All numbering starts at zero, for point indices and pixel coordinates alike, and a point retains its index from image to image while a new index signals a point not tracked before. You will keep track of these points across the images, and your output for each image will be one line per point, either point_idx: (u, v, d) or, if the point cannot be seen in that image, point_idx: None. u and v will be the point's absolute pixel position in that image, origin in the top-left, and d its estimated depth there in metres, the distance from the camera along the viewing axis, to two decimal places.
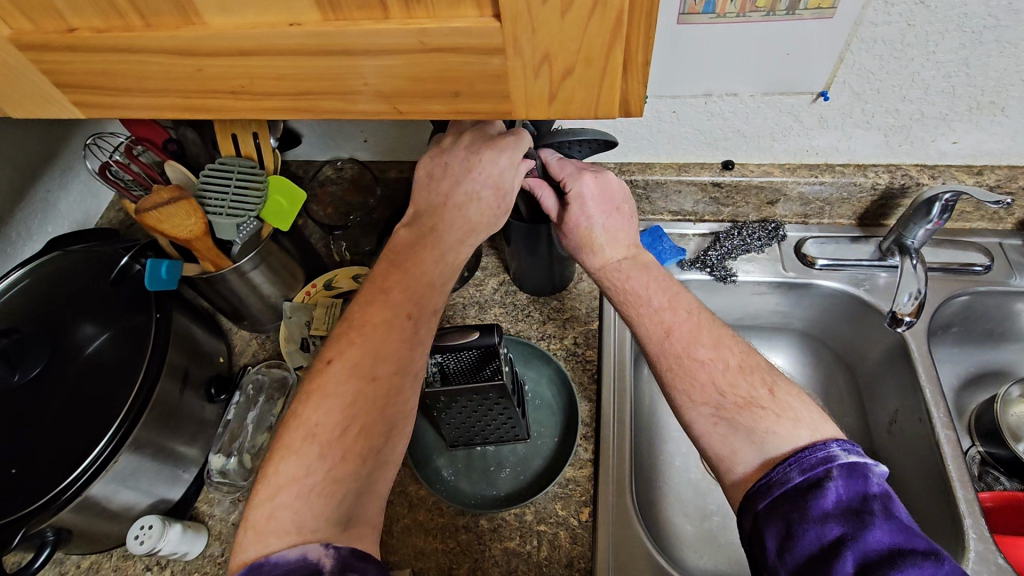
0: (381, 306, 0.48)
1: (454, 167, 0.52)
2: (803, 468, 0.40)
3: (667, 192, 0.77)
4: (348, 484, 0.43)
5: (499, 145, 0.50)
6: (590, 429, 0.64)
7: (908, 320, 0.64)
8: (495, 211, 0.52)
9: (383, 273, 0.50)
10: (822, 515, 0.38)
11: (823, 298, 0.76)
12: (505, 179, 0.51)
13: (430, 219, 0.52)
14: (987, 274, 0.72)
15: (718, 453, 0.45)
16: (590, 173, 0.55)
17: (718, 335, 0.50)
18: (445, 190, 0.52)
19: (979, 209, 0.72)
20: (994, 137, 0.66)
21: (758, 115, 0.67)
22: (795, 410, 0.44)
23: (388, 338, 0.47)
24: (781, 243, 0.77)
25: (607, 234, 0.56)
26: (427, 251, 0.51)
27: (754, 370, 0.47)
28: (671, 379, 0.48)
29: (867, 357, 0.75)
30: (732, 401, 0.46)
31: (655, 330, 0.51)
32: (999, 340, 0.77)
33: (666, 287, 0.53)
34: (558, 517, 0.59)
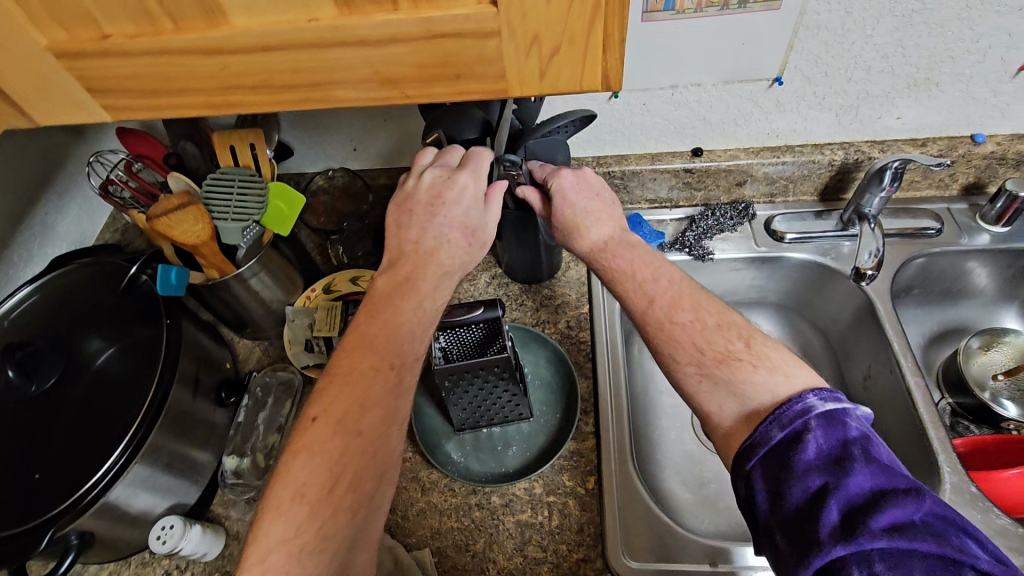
0: (361, 357, 0.49)
1: (422, 213, 0.54)
2: (784, 424, 0.43)
3: (643, 181, 0.82)
4: (341, 526, 0.44)
5: (463, 179, 0.54)
6: (589, 404, 0.68)
7: (869, 274, 0.73)
8: (468, 250, 0.55)
9: (363, 326, 0.51)
10: (805, 466, 0.41)
11: (793, 270, 0.82)
12: (469, 218, 0.54)
13: (402, 266, 0.53)
14: (939, 236, 0.79)
15: (706, 409, 0.49)
16: (568, 169, 0.60)
17: (696, 299, 0.54)
18: (415, 237, 0.54)
19: (927, 177, 0.79)
20: (933, 111, 0.73)
21: (720, 102, 0.73)
22: (771, 360, 0.48)
23: (370, 388, 0.48)
24: (751, 221, 0.83)
25: (592, 217, 0.60)
26: (405, 300, 0.51)
27: (730, 328, 0.51)
28: (657, 345, 0.52)
29: (839, 321, 0.80)
30: (711, 356, 0.50)
31: (641, 300, 0.55)
32: (955, 298, 0.83)
33: (651, 263, 0.56)
34: (566, 487, 0.62)
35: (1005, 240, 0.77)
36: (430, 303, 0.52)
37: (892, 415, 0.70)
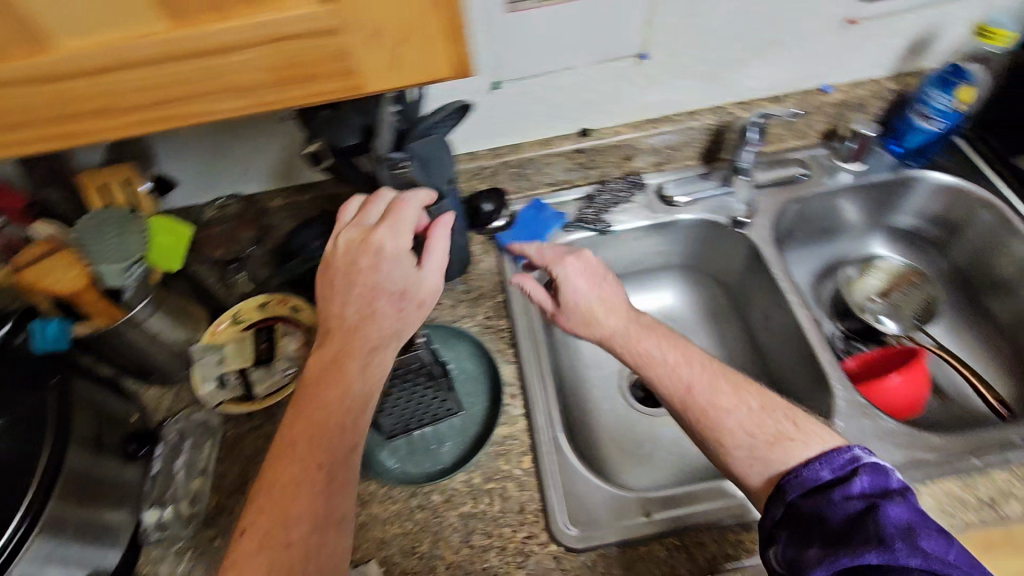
0: (291, 460, 0.49)
1: (341, 282, 0.55)
2: (835, 468, 0.49)
3: (540, 166, 0.84)
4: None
5: (381, 235, 0.55)
6: (517, 388, 0.70)
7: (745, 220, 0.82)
8: (403, 310, 0.55)
9: (290, 425, 0.51)
10: (845, 496, 0.47)
11: (688, 231, 0.87)
12: (393, 282, 0.55)
13: (336, 341, 0.54)
14: (807, 179, 0.87)
15: (740, 471, 0.54)
16: (571, 257, 0.67)
17: (734, 382, 0.58)
18: (341, 311, 0.55)
19: (790, 130, 0.87)
20: (782, 69, 0.81)
21: (596, 82, 0.77)
22: (818, 435, 0.53)
23: (303, 490, 0.48)
24: (643, 191, 0.87)
25: (605, 306, 0.63)
26: (330, 389, 0.52)
27: (774, 408, 0.55)
28: (707, 429, 0.55)
29: (735, 272, 0.87)
30: (763, 439, 0.53)
31: (677, 384, 0.58)
32: (830, 236, 0.92)
33: (677, 346, 0.60)
34: (504, 472, 0.63)
35: (862, 175, 0.86)
36: (359, 386, 0.53)
37: (790, 348, 0.76)
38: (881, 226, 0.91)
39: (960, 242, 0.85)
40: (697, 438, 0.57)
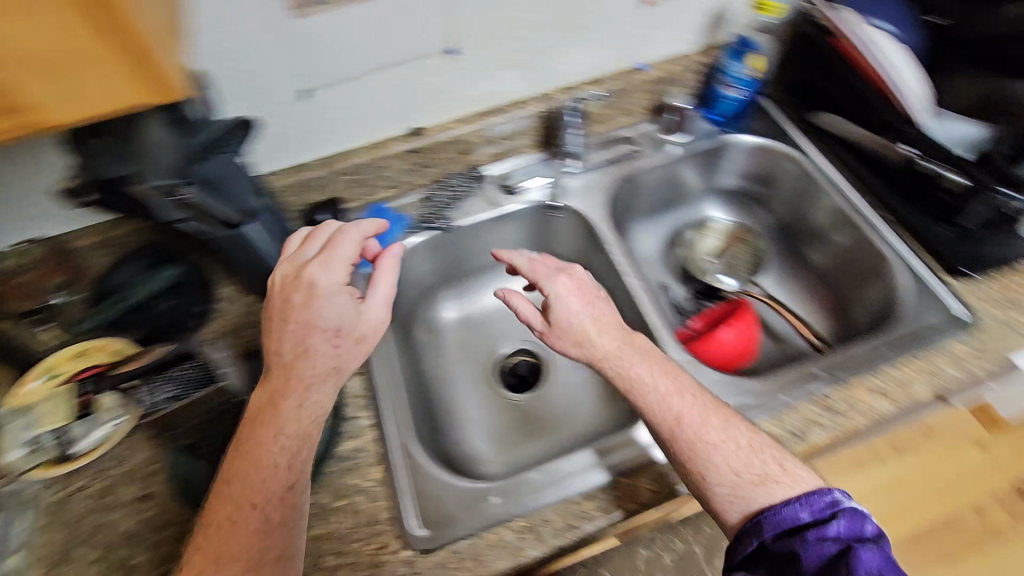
0: (226, 499, 0.52)
1: (276, 320, 0.57)
2: (814, 510, 0.54)
3: (376, 171, 0.83)
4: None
5: (313, 271, 0.59)
6: (367, 399, 0.69)
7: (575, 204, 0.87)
8: (342, 345, 0.57)
9: (230, 464, 0.54)
10: (820, 537, 0.52)
11: (534, 217, 0.89)
12: (330, 317, 0.57)
13: (274, 379, 0.56)
14: (637, 155, 0.91)
15: (719, 505, 0.57)
16: (563, 276, 0.69)
17: (725, 418, 0.60)
18: (281, 348, 0.57)
19: (617, 109, 0.91)
20: (596, 52, 0.84)
21: (415, 81, 0.76)
22: (803, 480, 0.56)
23: (238, 530, 0.51)
24: (482, 183, 0.89)
25: (597, 325, 0.65)
26: (264, 428, 0.54)
27: (762, 449, 0.58)
28: (691, 462, 0.58)
29: (580, 252, 0.91)
30: (748, 478, 0.56)
31: (667, 416, 0.59)
32: (668, 208, 0.98)
33: (669, 374, 0.62)
34: (355, 486, 0.63)
35: (686, 145, 0.91)
36: (292, 426, 0.54)
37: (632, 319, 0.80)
38: (711, 191, 0.98)
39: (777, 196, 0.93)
40: (681, 471, 0.59)
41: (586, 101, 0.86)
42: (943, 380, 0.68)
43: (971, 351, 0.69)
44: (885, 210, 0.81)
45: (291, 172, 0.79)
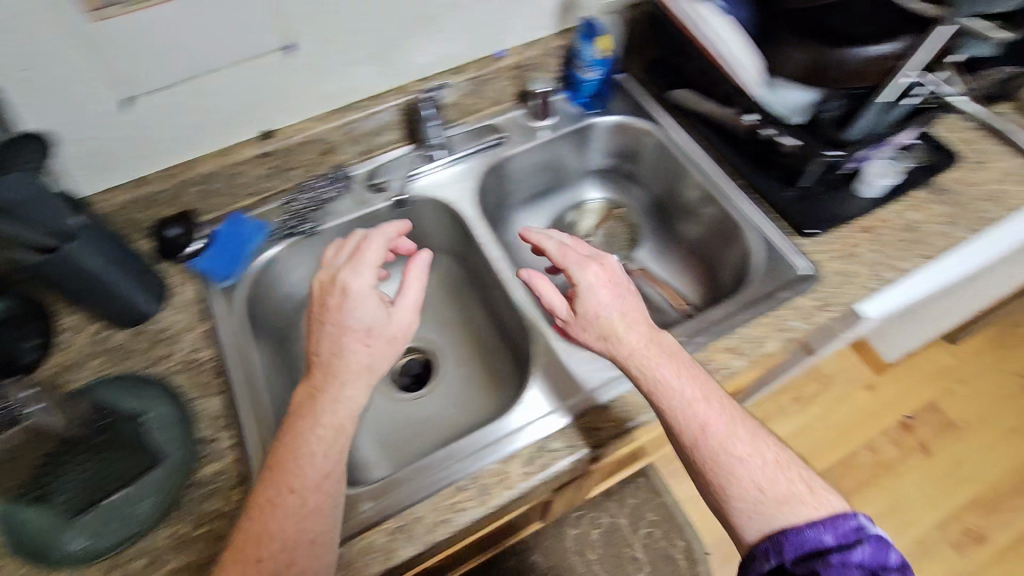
0: (268, 485, 0.55)
1: (315, 323, 0.63)
2: (838, 534, 0.54)
3: (229, 178, 0.79)
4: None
5: (343, 280, 0.63)
6: (226, 418, 0.67)
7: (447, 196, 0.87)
8: (376, 349, 0.61)
9: (275, 453, 0.57)
10: (844, 562, 0.52)
11: (405, 215, 0.88)
12: (362, 319, 0.61)
13: (309, 378, 0.60)
14: (502, 146, 0.91)
15: (739, 521, 0.57)
16: (594, 266, 0.68)
17: (754, 433, 0.60)
18: (321, 347, 0.61)
19: (481, 97, 0.91)
20: (449, 41, 0.83)
21: (255, 80, 0.72)
22: (829, 503, 0.57)
23: (275, 514, 0.54)
24: (348, 184, 0.86)
25: (625, 322, 0.64)
26: (303, 423, 0.58)
27: (786, 467, 0.59)
28: (711, 472, 0.59)
29: (455, 245, 0.90)
30: (772, 496, 0.57)
31: (692, 424, 0.60)
32: (547, 193, 1.00)
33: (697, 380, 0.62)
34: (214, 512, 0.60)
35: (551, 131, 0.92)
36: (328, 418, 0.58)
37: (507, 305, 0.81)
38: (585, 172, 1.00)
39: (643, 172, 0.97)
40: (703, 480, 0.60)
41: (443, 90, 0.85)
42: (790, 333, 0.72)
43: (815, 304, 0.74)
44: (740, 178, 0.85)
45: (131, 187, 0.74)
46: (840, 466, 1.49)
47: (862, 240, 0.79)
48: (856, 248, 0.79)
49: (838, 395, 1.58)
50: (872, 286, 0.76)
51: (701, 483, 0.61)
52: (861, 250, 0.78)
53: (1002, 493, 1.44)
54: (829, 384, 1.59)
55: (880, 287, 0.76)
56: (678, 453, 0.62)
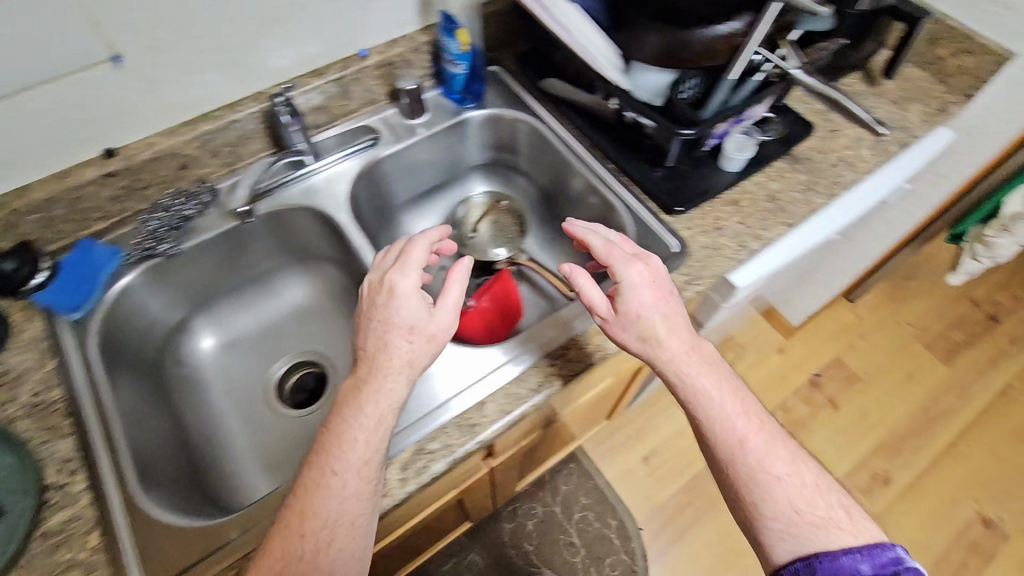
0: (321, 467, 0.57)
1: (363, 320, 0.64)
2: (874, 564, 0.55)
3: (71, 203, 0.73)
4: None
5: (393, 280, 0.63)
6: (77, 460, 0.62)
7: (317, 205, 0.84)
8: (417, 346, 0.61)
9: (323, 437, 0.58)
10: None
11: (275, 225, 0.84)
12: (408, 318, 0.62)
13: (357, 368, 0.61)
14: (374, 146, 0.89)
15: (770, 542, 0.59)
16: (640, 265, 0.67)
17: (793, 454, 0.62)
18: (366, 343, 0.62)
19: (348, 99, 0.89)
20: (303, 43, 0.80)
21: (84, 97, 0.68)
22: (866, 531, 0.58)
23: (318, 495, 0.55)
24: (209, 197, 0.81)
25: (668, 324, 0.65)
26: (349, 411, 0.59)
27: (826, 491, 0.60)
28: (745, 489, 0.60)
29: (330, 252, 0.88)
30: (809, 519, 0.58)
31: (731, 437, 0.61)
32: (432, 190, 0.99)
33: (737, 394, 0.64)
34: (65, 562, 0.56)
35: (425, 128, 0.91)
36: (370, 408, 0.58)
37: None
38: (467, 168, 1.00)
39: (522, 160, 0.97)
40: (735, 494, 0.61)
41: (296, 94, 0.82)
42: None
43: (684, 280, 0.76)
44: (613, 164, 0.87)
45: None
46: None
47: (728, 214, 0.82)
48: (723, 222, 0.82)
49: (752, 362, 1.65)
50: (738, 257, 0.79)
51: (732, 496, 0.62)
52: (727, 224, 0.81)
53: (903, 436, 1.55)
54: (743, 353, 1.66)
55: (746, 257, 0.79)
56: (709, 459, 0.64)
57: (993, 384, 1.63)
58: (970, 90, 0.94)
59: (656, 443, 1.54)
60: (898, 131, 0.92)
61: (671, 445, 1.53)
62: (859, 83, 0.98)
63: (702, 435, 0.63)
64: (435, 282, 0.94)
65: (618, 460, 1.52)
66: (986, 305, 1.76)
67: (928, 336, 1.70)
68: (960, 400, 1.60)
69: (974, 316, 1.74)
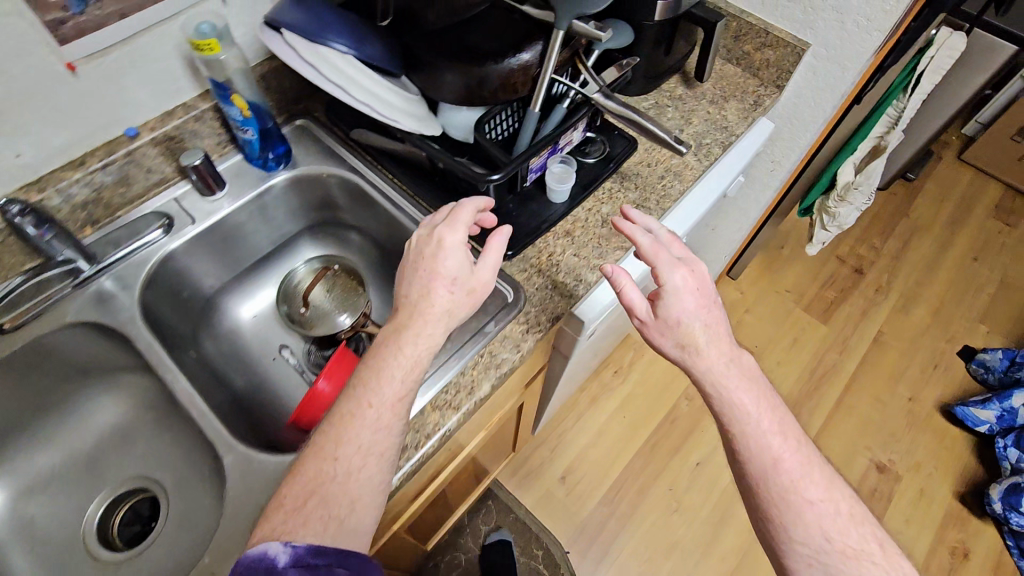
0: (366, 391, 0.55)
1: (409, 270, 0.62)
2: None
3: None
4: (311, 538, 0.48)
5: (439, 232, 0.62)
6: None
7: (105, 320, 0.72)
8: (455, 297, 0.60)
9: (364, 365, 0.57)
10: None
11: (46, 351, 0.71)
12: (451, 270, 0.60)
13: (398, 315, 0.60)
14: (170, 233, 0.78)
15: (795, 566, 0.58)
16: (683, 271, 0.65)
17: (831, 482, 0.61)
18: (410, 291, 0.60)
19: (125, 184, 0.77)
20: (45, 135, 0.69)
21: None
22: (899, 570, 0.58)
23: (352, 424, 0.53)
24: None
25: (708, 331, 0.64)
26: (393, 345, 0.57)
27: (860, 522, 0.60)
28: (776, 512, 0.59)
29: (129, 360, 0.76)
30: (841, 549, 0.58)
31: (765, 456, 0.60)
32: (255, 266, 0.90)
33: (775, 414, 0.63)
34: None
35: (231, 201, 0.82)
36: (408, 351, 0.57)
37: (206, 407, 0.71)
38: (290, 233, 0.91)
39: (347, 214, 0.90)
40: (765, 512, 0.61)
41: (49, 198, 0.71)
42: (501, 367, 0.69)
43: (522, 330, 0.72)
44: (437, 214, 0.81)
45: None
46: (665, 424, 1.58)
47: (563, 247, 0.79)
48: (557, 257, 0.78)
49: (651, 356, 1.68)
50: (576, 294, 0.75)
51: (760, 513, 0.62)
52: (562, 259, 0.78)
53: (798, 401, 1.62)
54: (641, 349, 1.69)
55: (584, 292, 0.76)
56: (739, 472, 0.63)
57: (867, 334, 1.73)
58: (778, 81, 0.97)
59: (572, 459, 1.52)
60: (718, 131, 0.93)
61: (586, 457, 1.52)
62: (678, 86, 0.99)
63: (735, 450, 0.62)
64: (275, 366, 0.85)
65: (535, 485, 1.48)
66: (852, 259, 1.87)
67: (806, 298, 1.79)
68: (843, 355, 1.69)
69: (843, 272, 1.85)
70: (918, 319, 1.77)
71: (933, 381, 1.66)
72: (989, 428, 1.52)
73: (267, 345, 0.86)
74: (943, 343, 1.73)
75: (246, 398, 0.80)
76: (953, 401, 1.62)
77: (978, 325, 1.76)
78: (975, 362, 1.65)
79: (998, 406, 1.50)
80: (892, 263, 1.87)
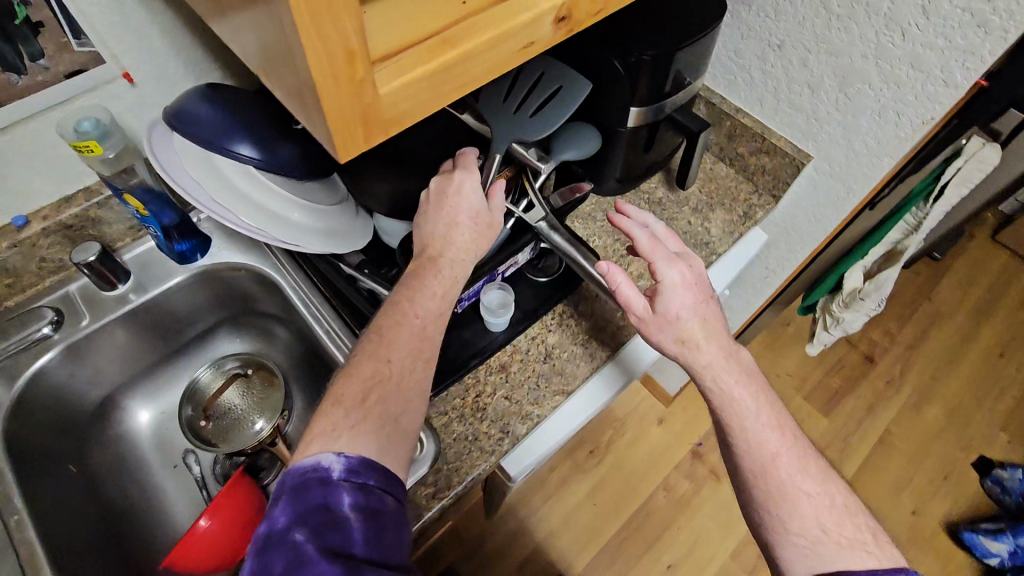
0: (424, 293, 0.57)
1: (431, 208, 0.59)
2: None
3: None
4: (367, 433, 0.48)
5: (460, 176, 0.58)
6: None
7: None
8: (476, 235, 0.59)
9: (402, 282, 0.58)
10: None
11: None
12: (474, 206, 0.58)
13: (425, 248, 0.59)
14: (61, 330, 0.71)
15: (780, 552, 0.54)
16: (682, 263, 0.61)
17: (825, 473, 0.56)
18: (432, 229, 0.59)
19: (14, 275, 0.69)
20: None
21: None
22: (892, 555, 0.52)
23: (401, 332, 0.54)
24: None
25: (704, 329, 0.59)
26: (435, 268, 0.58)
27: (855, 513, 0.55)
28: (771, 504, 0.54)
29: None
30: (838, 537, 0.52)
31: (765, 450, 0.56)
32: (166, 361, 0.82)
33: (773, 408, 0.59)
34: None
35: (136, 295, 0.74)
36: (445, 271, 0.58)
37: (61, 534, 0.63)
38: (205, 327, 0.83)
39: (267, 302, 0.80)
40: (759, 509, 0.55)
41: None
42: None
43: (428, 494, 0.62)
44: (354, 333, 0.71)
45: None
46: (639, 515, 1.46)
47: (494, 386, 0.69)
48: (485, 399, 0.68)
49: (631, 438, 1.56)
50: (499, 451, 0.65)
51: (751, 510, 0.56)
52: (491, 402, 0.68)
53: None
54: (621, 428, 1.57)
55: (510, 446, 0.65)
56: (732, 468, 0.58)
57: (872, 433, 1.58)
58: (774, 191, 0.84)
59: (532, 547, 1.41)
60: (697, 247, 0.81)
61: (548, 544, 1.42)
62: (659, 187, 0.86)
63: (731, 448, 0.57)
64: (172, 483, 0.76)
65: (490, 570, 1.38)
66: (863, 344, 1.72)
67: (807, 386, 1.65)
68: (843, 455, 1.54)
69: (851, 359, 1.70)
70: (931, 419, 1.61)
71: (940, 495, 1.50)
72: (1000, 562, 1.37)
73: (170, 452, 0.78)
74: (957, 448, 1.57)
75: (125, 523, 0.71)
76: (961, 520, 1.47)
77: (999, 433, 1.60)
78: (991, 478, 1.50)
79: (1010, 540, 1.36)
80: (906, 351, 1.71)
